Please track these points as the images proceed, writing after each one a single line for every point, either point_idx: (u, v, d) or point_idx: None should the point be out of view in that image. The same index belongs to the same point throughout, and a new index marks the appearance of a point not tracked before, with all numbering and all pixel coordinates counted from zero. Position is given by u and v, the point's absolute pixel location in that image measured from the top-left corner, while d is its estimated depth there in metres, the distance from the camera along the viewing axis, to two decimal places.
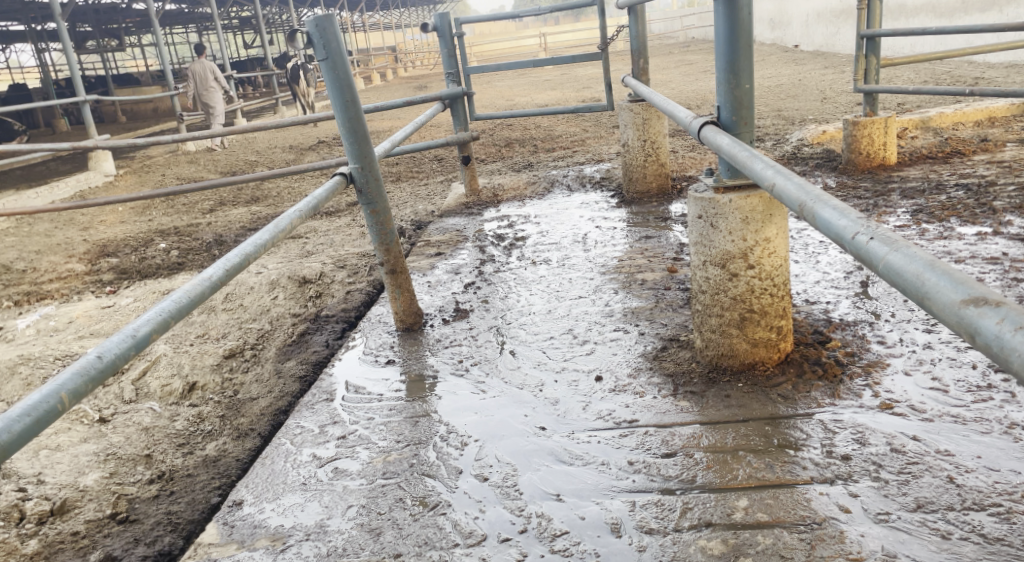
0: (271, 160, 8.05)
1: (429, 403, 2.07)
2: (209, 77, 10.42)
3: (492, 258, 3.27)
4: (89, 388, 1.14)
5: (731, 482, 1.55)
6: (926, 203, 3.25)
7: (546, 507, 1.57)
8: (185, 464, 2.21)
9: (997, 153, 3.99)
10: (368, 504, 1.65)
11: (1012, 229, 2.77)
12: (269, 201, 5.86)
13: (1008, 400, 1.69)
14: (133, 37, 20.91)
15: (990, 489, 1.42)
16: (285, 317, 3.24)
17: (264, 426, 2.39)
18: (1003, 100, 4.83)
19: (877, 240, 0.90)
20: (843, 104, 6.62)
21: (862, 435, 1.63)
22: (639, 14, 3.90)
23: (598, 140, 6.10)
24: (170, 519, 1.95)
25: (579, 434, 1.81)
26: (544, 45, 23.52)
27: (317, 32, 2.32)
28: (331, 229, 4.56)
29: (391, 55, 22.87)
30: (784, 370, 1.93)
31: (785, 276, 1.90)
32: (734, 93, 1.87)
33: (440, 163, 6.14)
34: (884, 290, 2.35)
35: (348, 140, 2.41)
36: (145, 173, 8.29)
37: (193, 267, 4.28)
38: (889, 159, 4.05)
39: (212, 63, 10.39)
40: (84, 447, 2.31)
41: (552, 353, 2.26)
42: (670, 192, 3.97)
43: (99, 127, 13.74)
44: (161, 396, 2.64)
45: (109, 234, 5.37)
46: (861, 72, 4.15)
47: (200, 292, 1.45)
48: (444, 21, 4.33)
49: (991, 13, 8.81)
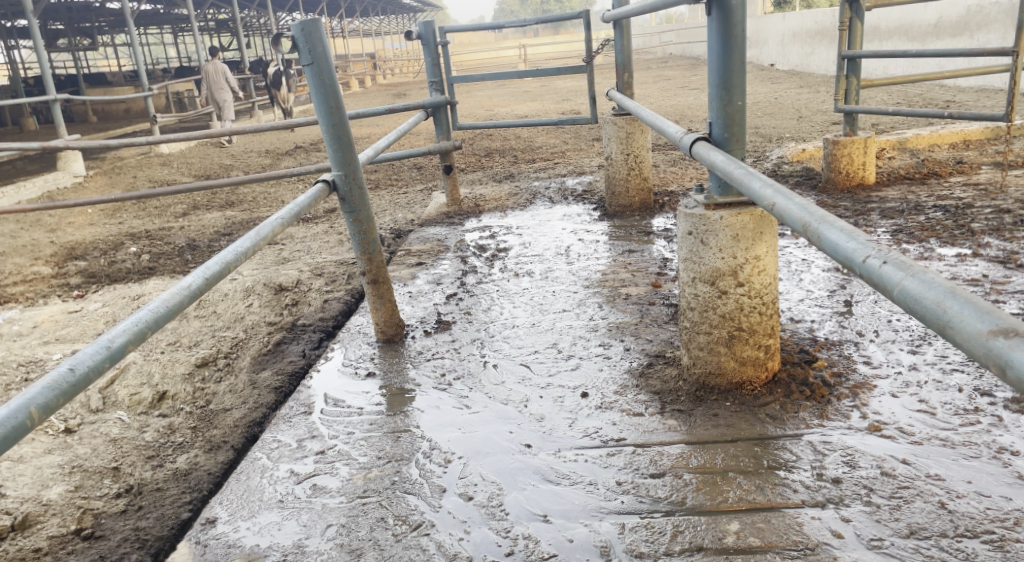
0: (246, 164, 7.94)
1: (411, 418, 2.02)
2: (220, 77, 10.74)
3: (473, 269, 3.23)
4: (61, 402, 1.08)
5: (721, 505, 1.52)
6: (905, 223, 3.28)
7: (533, 528, 1.53)
8: (154, 477, 2.13)
9: (972, 175, 4.05)
10: (348, 523, 1.60)
11: (991, 251, 2.79)
12: (243, 206, 5.76)
13: (995, 423, 1.69)
14: (105, 36, 20.57)
15: (982, 515, 1.41)
16: (261, 326, 3.16)
17: (237, 438, 2.31)
18: (977, 123, 4.92)
19: (890, 264, 0.87)
20: (820, 123, 6.71)
21: (852, 457, 1.62)
22: (625, 28, 3.90)
23: (579, 153, 6.11)
24: (137, 536, 1.87)
25: (566, 452, 1.78)
26: (523, 56, 23.63)
27: (303, 36, 2.26)
28: (308, 236, 4.49)
29: (370, 63, 22.84)
30: (771, 391, 1.91)
31: (774, 294, 1.89)
32: (726, 110, 1.86)
33: (420, 172, 6.11)
34: (869, 310, 2.35)
35: (332, 146, 2.35)
36: (116, 174, 8.13)
37: (164, 272, 4.18)
38: (869, 179, 4.08)
39: (221, 63, 10.86)
40: (48, 459, 2.22)
41: (536, 368, 2.23)
42: (652, 207, 3.96)
43: (70, 126, 13.50)
44: (129, 405, 2.55)
45: (79, 236, 5.25)
46: (841, 92, 4.19)
47: (178, 301, 1.40)
48: (428, 29, 4.28)
49: (962, 38, 8.97)
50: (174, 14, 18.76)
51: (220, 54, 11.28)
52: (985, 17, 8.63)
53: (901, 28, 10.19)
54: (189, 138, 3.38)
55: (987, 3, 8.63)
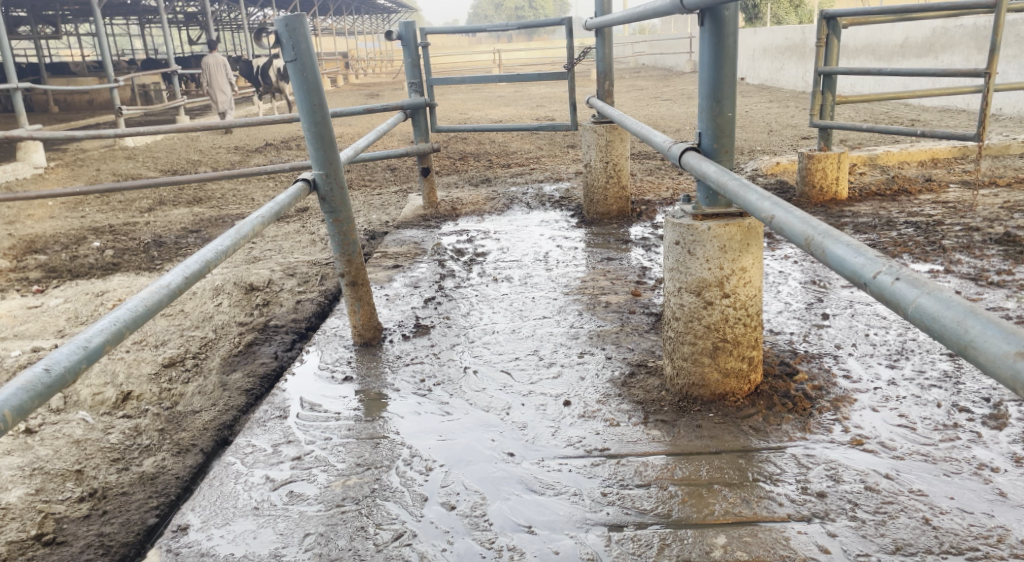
0: (216, 160, 7.80)
1: (390, 424, 1.98)
2: (222, 69, 11.15)
3: (451, 273, 3.19)
4: (35, 405, 1.02)
5: (707, 517, 1.51)
6: (878, 238, 3.33)
7: (518, 540, 1.51)
8: (120, 481, 2.06)
9: (941, 193, 4.13)
10: (327, 532, 1.56)
11: (963, 268, 2.85)
12: (213, 203, 5.65)
13: (974, 440, 1.71)
14: (68, 23, 20.15)
15: (966, 532, 1.42)
16: (231, 326, 3.09)
17: (207, 442, 2.24)
18: (944, 143, 5.03)
19: (903, 281, 0.88)
20: (790, 138, 6.81)
21: (836, 472, 1.62)
22: (607, 37, 3.89)
23: (554, 159, 6.11)
24: (101, 542, 1.80)
25: (549, 462, 1.75)
26: (496, 61, 23.67)
27: (286, 31, 2.21)
28: (280, 236, 4.41)
29: (342, 62, 22.66)
30: (754, 402, 1.92)
31: (758, 306, 1.90)
32: (716, 121, 1.86)
33: (393, 174, 6.06)
34: (846, 324, 2.37)
35: (314, 144, 2.30)
36: (78, 167, 7.92)
37: (129, 268, 4.07)
38: (841, 194, 4.14)
39: (224, 55, 11.17)
40: (7, 460, 2.13)
41: (517, 375, 2.20)
42: (630, 216, 3.97)
43: (31, 116, 13.17)
44: (92, 406, 2.46)
45: (38, 229, 5.09)
46: (816, 108, 4.25)
47: (157, 300, 1.34)
48: (407, 30, 4.23)
49: (927, 59, 9.27)
50: (142, 5, 18.42)
51: (217, 48, 11.38)
52: (950, 39, 8.83)
53: (868, 47, 10.41)
54: (160, 131, 3.28)
55: (951, 25, 8.84)
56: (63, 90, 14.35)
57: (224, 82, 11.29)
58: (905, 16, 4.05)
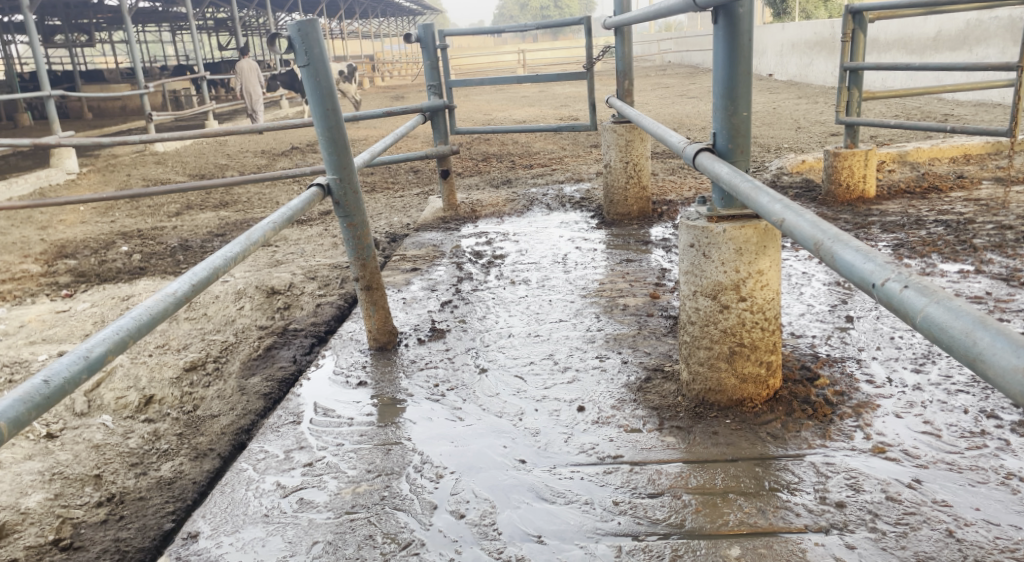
0: (243, 164, 7.90)
1: (402, 429, 1.96)
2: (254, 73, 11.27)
3: (469, 275, 3.18)
4: (33, 416, 1.02)
5: (721, 528, 1.47)
6: (906, 237, 3.25)
7: (527, 550, 1.48)
8: (137, 486, 2.07)
9: (973, 190, 4.02)
10: (335, 541, 1.55)
11: (994, 268, 2.76)
12: (238, 206, 5.70)
13: (1002, 448, 1.64)
14: (102, 32, 20.66)
15: (991, 545, 1.36)
16: (251, 329, 3.11)
17: (224, 446, 2.25)
18: (978, 138, 4.89)
19: (912, 289, 0.84)
20: (818, 135, 6.69)
21: (856, 481, 1.57)
22: (627, 36, 3.84)
23: (576, 159, 6.07)
24: (117, 547, 1.81)
25: (561, 469, 1.73)
26: (520, 61, 23.67)
27: (299, 37, 2.21)
28: (302, 238, 4.44)
29: (369, 65, 22.80)
30: (772, 408, 1.87)
31: (777, 310, 1.85)
32: (731, 121, 1.81)
33: (416, 176, 6.07)
34: (871, 327, 2.30)
35: (327, 148, 2.30)
36: (110, 172, 8.08)
37: (154, 272, 4.12)
38: (869, 192, 4.05)
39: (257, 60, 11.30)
40: (29, 465, 2.16)
41: (531, 379, 2.18)
42: (651, 216, 3.92)
43: (66, 123, 13.46)
44: (115, 409, 2.49)
45: (69, 234, 5.18)
46: (843, 104, 4.15)
47: (163, 308, 1.34)
48: (427, 32, 4.21)
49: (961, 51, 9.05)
50: (172, 11, 18.76)
51: (245, 54, 11.53)
52: (984, 31, 8.62)
53: (901, 40, 10.20)
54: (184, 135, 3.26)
55: (987, 17, 8.62)
56: (97, 97, 14.68)
57: (256, 86, 11.37)
58: (934, 9, 3.94)
